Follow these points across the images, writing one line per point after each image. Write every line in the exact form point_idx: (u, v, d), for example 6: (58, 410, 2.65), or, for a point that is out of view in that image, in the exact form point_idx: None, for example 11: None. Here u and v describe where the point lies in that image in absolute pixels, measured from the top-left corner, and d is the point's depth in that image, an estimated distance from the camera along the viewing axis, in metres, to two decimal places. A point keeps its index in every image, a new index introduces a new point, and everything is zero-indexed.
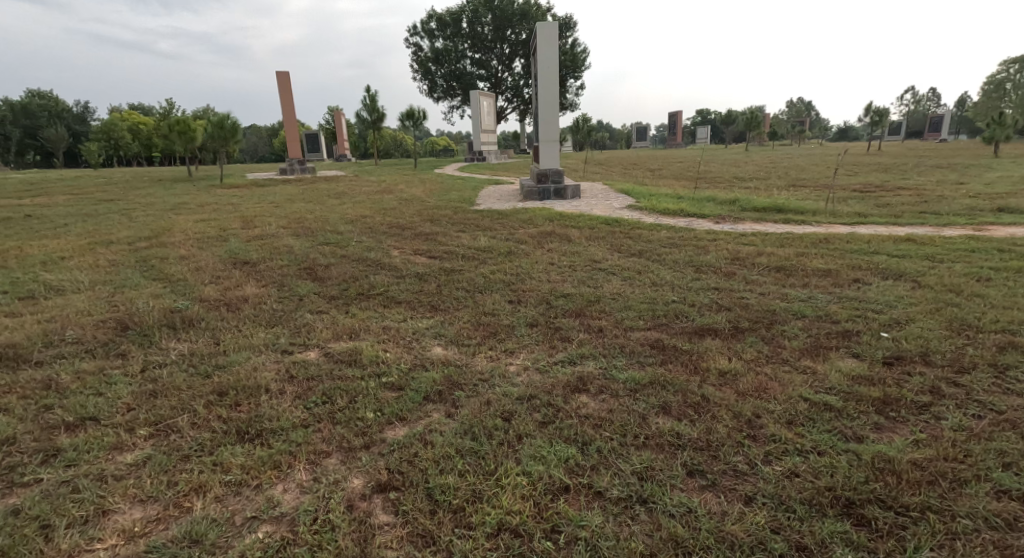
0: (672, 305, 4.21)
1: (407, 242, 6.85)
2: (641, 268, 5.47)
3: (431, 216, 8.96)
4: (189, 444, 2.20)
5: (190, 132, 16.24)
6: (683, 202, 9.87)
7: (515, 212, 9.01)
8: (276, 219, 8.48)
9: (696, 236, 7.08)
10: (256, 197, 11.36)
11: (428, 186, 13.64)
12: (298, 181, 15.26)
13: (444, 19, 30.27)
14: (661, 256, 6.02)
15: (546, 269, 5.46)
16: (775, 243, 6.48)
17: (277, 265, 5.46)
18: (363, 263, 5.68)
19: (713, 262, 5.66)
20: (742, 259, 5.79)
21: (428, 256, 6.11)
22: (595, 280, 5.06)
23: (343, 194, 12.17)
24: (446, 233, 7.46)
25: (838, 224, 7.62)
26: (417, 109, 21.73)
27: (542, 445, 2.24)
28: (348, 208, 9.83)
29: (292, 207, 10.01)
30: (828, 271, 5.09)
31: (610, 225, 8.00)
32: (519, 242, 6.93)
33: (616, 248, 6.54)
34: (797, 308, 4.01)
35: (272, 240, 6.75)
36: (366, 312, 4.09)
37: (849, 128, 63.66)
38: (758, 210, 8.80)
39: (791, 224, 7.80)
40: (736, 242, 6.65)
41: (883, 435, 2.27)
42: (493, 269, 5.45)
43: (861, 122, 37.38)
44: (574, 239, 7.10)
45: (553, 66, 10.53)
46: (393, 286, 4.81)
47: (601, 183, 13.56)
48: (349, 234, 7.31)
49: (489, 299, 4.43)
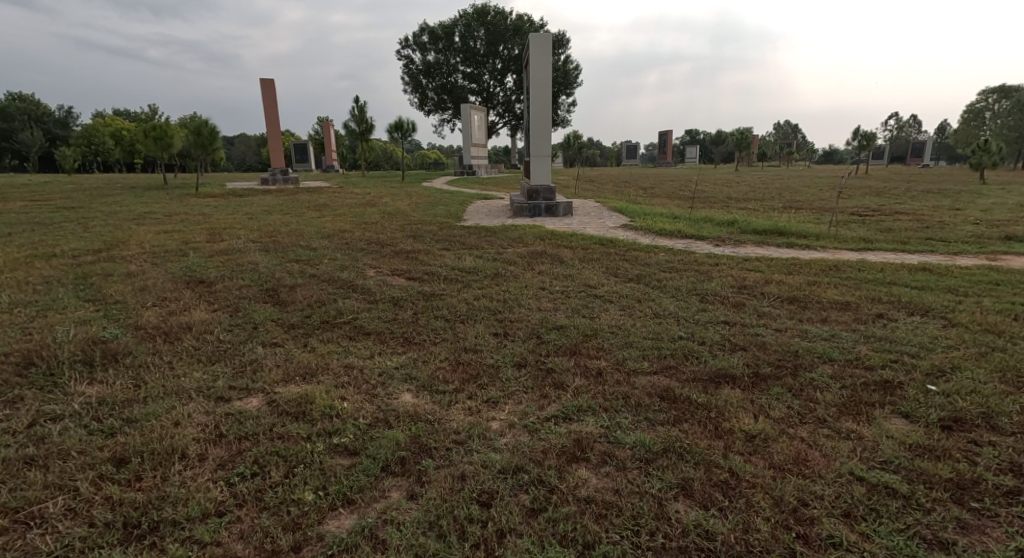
0: (678, 343, 3.71)
1: (386, 260, 6.32)
2: (641, 297, 4.98)
3: (414, 232, 8.44)
4: (52, 547, 1.71)
5: (166, 138, 15.65)
6: (679, 222, 9.45)
7: (505, 230, 8.54)
8: (248, 231, 7.93)
9: (695, 260, 6.63)
10: (230, 208, 10.78)
11: (414, 199, 13.15)
12: (279, 191, 14.71)
13: (436, 33, 30.09)
14: (661, 282, 5.54)
15: (537, 295, 4.95)
16: (782, 270, 6.03)
17: (235, 284, 4.91)
18: (335, 284, 5.14)
19: (718, 290, 5.19)
20: (749, 287, 5.32)
21: (407, 277, 5.58)
22: (590, 309, 4.56)
23: (323, 207, 11.61)
24: (429, 251, 6.93)
25: (845, 250, 7.21)
26: (406, 121, 21.29)
27: (531, 551, 1.78)
28: (327, 222, 9.29)
29: (267, 219, 9.44)
30: (847, 304, 4.62)
31: (604, 245, 7.54)
32: (507, 263, 6.42)
33: (611, 271, 6.05)
34: (822, 350, 3.52)
35: (237, 256, 6.19)
36: (329, 346, 3.54)
37: (835, 152, 64.55)
38: (758, 233, 8.39)
39: (796, 248, 7.38)
40: (740, 268, 6.20)
41: (972, 540, 1.81)
42: (478, 294, 4.92)
43: (849, 145, 37.70)
44: (566, 260, 6.60)
45: (547, 80, 10.13)
46: (363, 312, 4.26)
47: (593, 200, 13.13)
48: (323, 250, 6.77)
49: (472, 331, 3.90)
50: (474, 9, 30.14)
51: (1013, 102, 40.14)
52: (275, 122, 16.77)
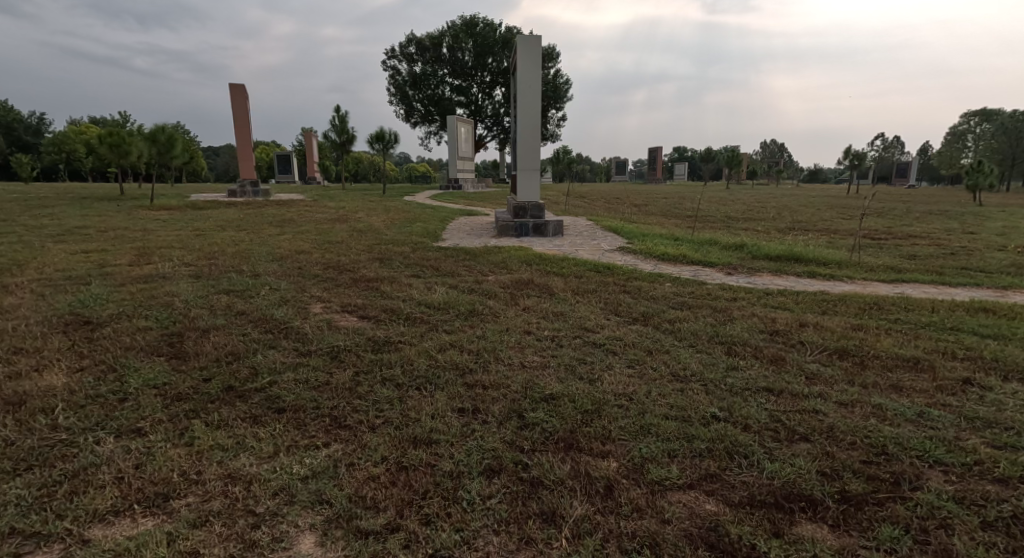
0: (713, 427, 2.68)
1: (340, 291, 5.26)
2: (651, 347, 3.94)
3: (381, 254, 7.38)
4: None
5: (124, 146, 14.64)
6: (681, 246, 8.48)
7: (487, 252, 7.56)
8: (187, 252, 6.83)
9: (709, 294, 5.61)
10: (180, 223, 9.66)
11: (390, 215, 12.09)
12: (245, 203, 13.62)
13: (423, 43, 29.30)
14: (674, 325, 4.50)
15: (520, 345, 3.89)
16: (816, 309, 5.02)
17: (130, 326, 3.83)
18: (263, 326, 4.06)
19: (746, 337, 4.19)
20: (782, 332, 4.29)
21: (360, 316, 4.52)
22: (590, 368, 3.51)
23: (287, 222, 10.53)
24: (394, 280, 5.86)
25: (875, 281, 6.30)
26: (388, 132, 20.32)
27: None
28: (284, 240, 8.20)
29: (216, 236, 8.34)
30: (919, 362, 3.60)
31: (599, 274, 6.51)
32: (486, 296, 5.36)
33: (612, 309, 5.01)
34: (921, 441, 2.51)
35: (155, 284, 5.10)
36: (217, 431, 2.45)
37: (821, 172, 64.86)
38: (772, 259, 7.43)
39: (820, 280, 6.40)
40: (764, 305, 5.18)
41: None
42: (445, 341, 3.87)
43: (841, 165, 37.38)
44: (557, 293, 5.54)
45: (535, 88, 9.16)
46: (286, 373, 3.19)
47: (585, 218, 12.18)
48: (266, 277, 5.68)
49: (429, 405, 2.84)
50: (462, 21, 29.37)
51: (998, 125, 40.26)
52: (242, 130, 15.65)
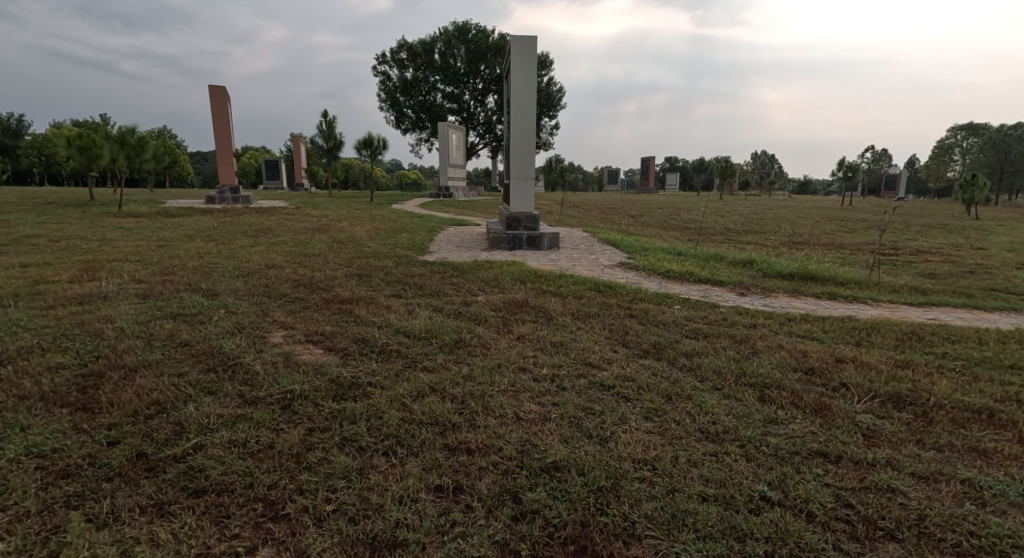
0: (766, 519, 2.07)
1: (308, 315, 4.60)
2: (671, 391, 3.30)
3: (360, 269, 6.73)
4: None
5: (93, 149, 14.01)
6: (685, 262, 7.88)
7: (476, 267, 6.94)
8: (142, 266, 6.16)
9: (725, 320, 5.01)
10: (145, 233, 8.98)
11: (376, 225, 11.46)
12: (223, 211, 12.95)
13: (415, 49, 28.83)
14: (693, 361, 3.87)
15: (514, 390, 3.24)
16: (849, 340, 4.40)
17: (39, 363, 3.18)
18: (207, 361, 3.41)
19: (779, 376, 3.57)
20: (821, 368, 3.68)
21: (326, 348, 3.87)
22: (600, 422, 2.88)
23: (263, 232, 9.87)
24: (371, 301, 5.20)
25: (903, 304, 5.71)
26: (376, 138, 19.67)
27: None
28: (256, 253, 7.56)
29: (181, 248, 7.68)
30: (995, 414, 2.98)
31: (601, 294, 5.88)
32: (474, 321, 4.70)
33: (618, 339, 4.36)
34: None
35: (92, 306, 4.45)
36: (103, 535, 1.84)
37: (811, 184, 65.03)
38: (785, 278, 6.86)
39: (843, 302, 5.81)
40: (790, 335, 4.56)
41: None
42: (423, 385, 3.23)
43: (834, 176, 37.17)
44: (555, 318, 4.90)
45: (530, 92, 8.59)
46: (220, 431, 2.55)
47: (581, 230, 11.58)
48: (224, 297, 5.01)
49: (398, 483, 2.21)
50: (454, 26, 28.91)
51: (987, 138, 40.32)
52: (220, 133, 15.01)
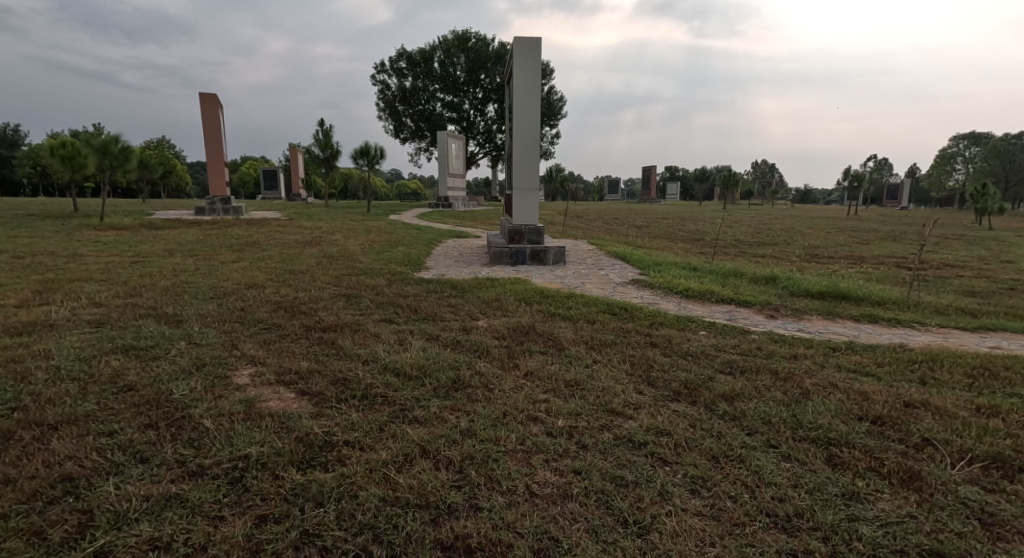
0: None
1: (281, 347, 3.99)
2: (716, 451, 2.70)
3: (348, 288, 6.11)
4: None
5: (77, 158, 13.42)
6: (703, 279, 7.27)
7: (476, 286, 6.34)
8: (105, 287, 5.54)
9: (760, 350, 4.39)
10: (122, 248, 8.35)
11: (370, 237, 10.83)
12: (212, 223, 12.36)
13: (414, 58, 28.44)
14: (734, 406, 3.25)
15: (524, 452, 2.66)
16: (912, 376, 3.77)
17: None
18: (148, 412, 2.80)
19: (845, 427, 2.94)
20: (891, 415, 3.06)
21: (298, 392, 3.25)
22: (635, 501, 2.29)
23: (249, 246, 9.24)
24: (357, 328, 4.58)
25: (956, 329, 5.08)
26: (373, 147, 19.14)
27: None
28: (236, 270, 6.95)
29: (156, 264, 7.06)
30: None
31: (615, 318, 5.25)
32: (474, 353, 4.09)
33: (642, 376, 3.73)
34: None
35: (31, 338, 3.85)
36: None
37: (813, 193, 64.58)
38: (815, 298, 6.24)
39: (886, 327, 5.19)
40: (840, 369, 3.93)
41: None
42: (413, 445, 2.63)
43: (838, 185, 36.60)
44: (566, 349, 4.26)
45: (534, 97, 8.03)
46: (140, 528, 1.97)
47: (588, 242, 10.97)
48: (190, 324, 4.41)
49: None
50: (453, 35, 28.54)
51: (990, 147, 39.88)
52: (211, 142, 14.47)
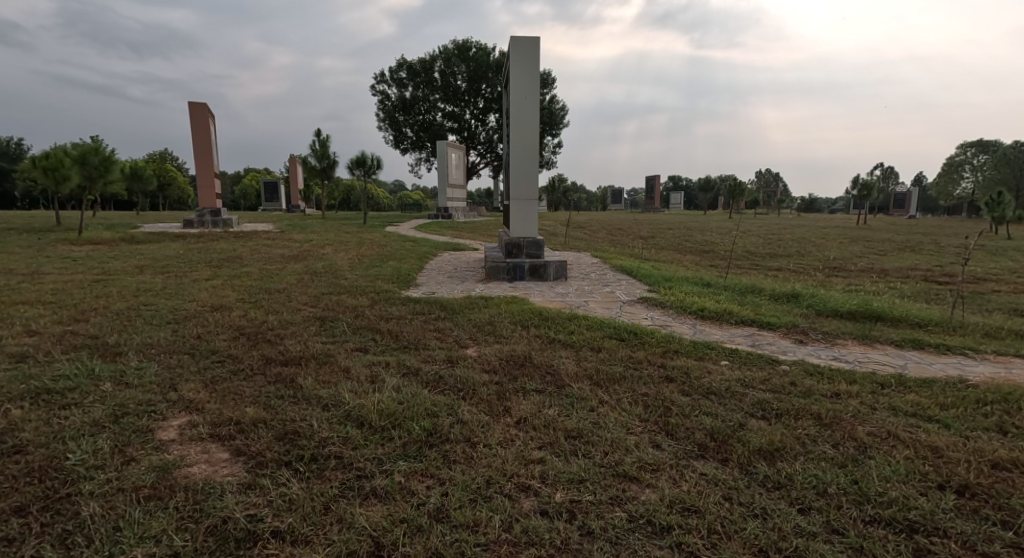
0: None
1: (228, 387, 3.35)
2: (763, 543, 2.06)
3: (325, 310, 5.48)
4: None
5: (60, 169, 12.69)
6: (719, 296, 6.62)
7: (468, 307, 5.70)
8: (50, 312, 4.92)
9: (796, 386, 3.72)
10: (91, 264, 7.76)
11: (361, 251, 10.20)
12: (197, 236, 11.80)
13: (415, 68, 28.03)
14: (777, 467, 2.58)
15: (510, 547, 2.03)
16: (988, 424, 3.10)
17: None
18: (25, 491, 2.17)
19: (926, 502, 2.28)
20: (982, 483, 2.41)
21: (232, 451, 2.61)
22: None
23: (230, 261, 8.63)
24: (325, 360, 3.94)
25: (1016, 358, 4.41)
26: (370, 157, 18.61)
27: None
28: (206, 289, 6.33)
29: (120, 283, 6.45)
30: None
31: (624, 345, 4.59)
32: (457, 392, 3.45)
33: (658, 424, 3.06)
34: None
35: None
36: None
37: (819, 202, 63.92)
38: (846, 319, 5.58)
39: (933, 355, 4.53)
40: (897, 414, 3.26)
41: None
42: (364, 538, 2.01)
43: (847, 194, 35.98)
44: (567, 386, 3.61)
45: (532, 101, 7.43)
46: None
47: (591, 255, 10.32)
48: (129, 357, 3.78)
49: None
50: (454, 45, 28.13)
51: (1000, 155, 39.18)
52: (201, 153, 13.96)
